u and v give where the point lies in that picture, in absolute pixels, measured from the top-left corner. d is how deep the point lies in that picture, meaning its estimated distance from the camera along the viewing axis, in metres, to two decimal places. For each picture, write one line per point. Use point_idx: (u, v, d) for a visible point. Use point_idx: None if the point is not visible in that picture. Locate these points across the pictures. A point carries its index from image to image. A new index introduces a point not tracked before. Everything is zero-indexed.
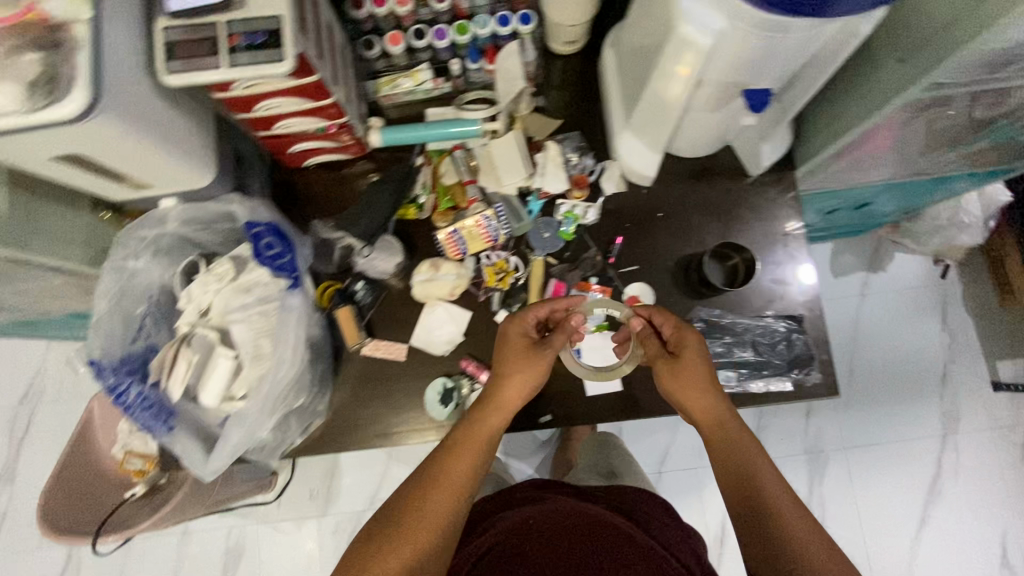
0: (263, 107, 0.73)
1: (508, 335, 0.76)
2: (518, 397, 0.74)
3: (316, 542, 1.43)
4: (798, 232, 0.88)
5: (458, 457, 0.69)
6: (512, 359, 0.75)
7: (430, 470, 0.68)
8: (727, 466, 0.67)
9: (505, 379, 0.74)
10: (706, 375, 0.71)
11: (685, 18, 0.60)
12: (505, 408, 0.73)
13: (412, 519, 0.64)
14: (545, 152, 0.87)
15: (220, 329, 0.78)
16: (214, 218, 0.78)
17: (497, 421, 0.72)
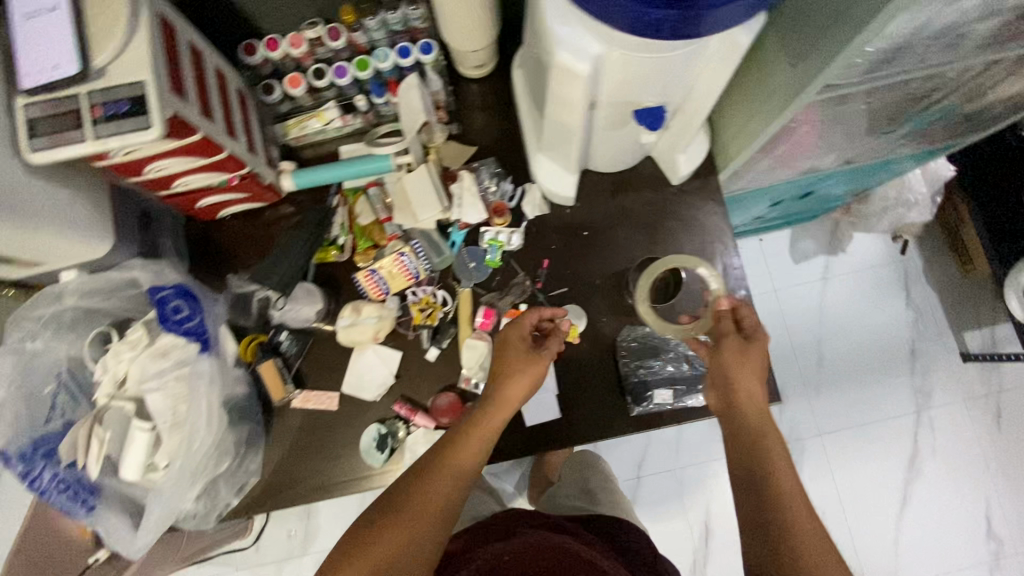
0: (153, 169, 0.71)
1: (514, 330, 0.75)
2: (520, 394, 0.71)
3: None
4: (724, 239, 0.87)
5: (464, 444, 0.67)
6: (515, 355, 0.73)
7: (436, 457, 0.66)
8: (752, 453, 0.65)
9: (511, 373, 0.72)
10: (758, 366, 0.71)
11: (560, 45, 0.58)
12: (508, 404, 0.71)
13: (414, 502, 0.61)
14: (461, 182, 0.85)
15: (137, 399, 0.74)
16: (118, 285, 0.76)
17: (500, 415, 0.70)
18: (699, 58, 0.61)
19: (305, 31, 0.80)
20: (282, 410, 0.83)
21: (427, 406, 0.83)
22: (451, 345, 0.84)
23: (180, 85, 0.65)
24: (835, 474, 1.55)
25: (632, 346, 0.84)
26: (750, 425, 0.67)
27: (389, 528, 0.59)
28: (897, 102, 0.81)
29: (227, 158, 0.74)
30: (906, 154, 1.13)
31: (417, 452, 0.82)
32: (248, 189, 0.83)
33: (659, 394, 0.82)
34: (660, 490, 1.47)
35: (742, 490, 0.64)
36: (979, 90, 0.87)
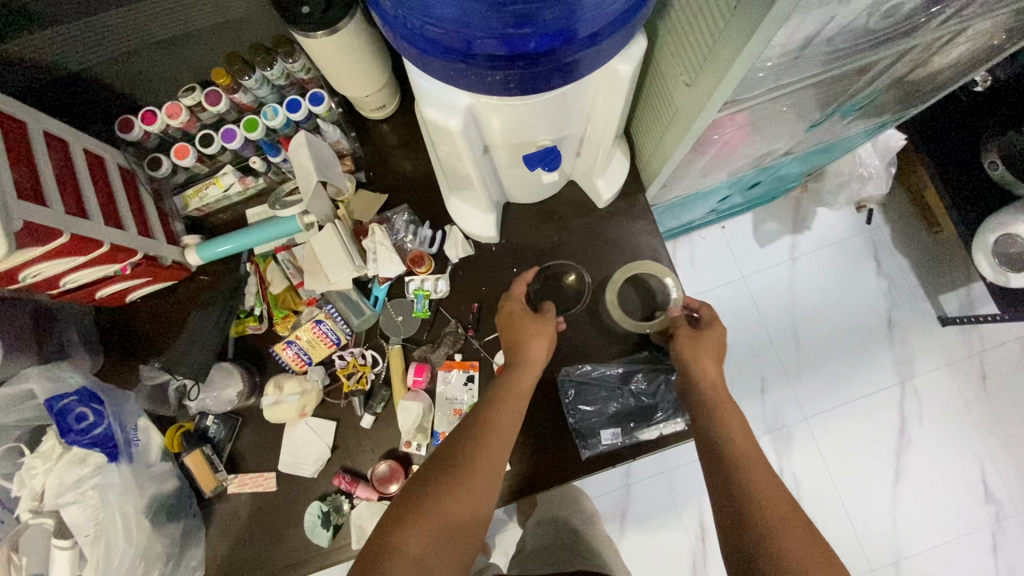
0: (29, 275, 0.65)
1: (516, 303, 0.76)
2: (540, 357, 0.72)
3: None
4: (659, 258, 0.82)
5: (507, 404, 0.66)
6: (522, 324, 0.73)
7: (476, 421, 0.64)
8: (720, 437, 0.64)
9: (529, 339, 0.72)
10: (717, 351, 0.72)
11: (425, 102, 0.54)
12: (533, 366, 0.71)
13: (472, 463, 0.60)
14: (372, 236, 0.80)
15: (57, 514, 0.67)
16: (17, 398, 0.71)
17: (528, 377, 0.70)
18: (582, 91, 0.56)
19: (182, 99, 0.76)
20: (216, 500, 0.79)
21: (368, 475, 0.79)
22: (386, 407, 0.80)
23: (36, 189, 0.60)
24: (825, 454, 1.47)
25: (573, 390, 0.79)
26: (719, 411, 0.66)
27: (449, 488, 0.58)
28: (819, 96, 0.77)
29: (111, 251, 0.69)
30: (855, 132, 1.08)
31: (363, 526, 0.77)
32: (149, 273, 0.78)
33: (607, 433, 0.77)
34: (650, 500, 1.40)
35: (712, 482, 0.62)
36: (908, 69, 0.82)
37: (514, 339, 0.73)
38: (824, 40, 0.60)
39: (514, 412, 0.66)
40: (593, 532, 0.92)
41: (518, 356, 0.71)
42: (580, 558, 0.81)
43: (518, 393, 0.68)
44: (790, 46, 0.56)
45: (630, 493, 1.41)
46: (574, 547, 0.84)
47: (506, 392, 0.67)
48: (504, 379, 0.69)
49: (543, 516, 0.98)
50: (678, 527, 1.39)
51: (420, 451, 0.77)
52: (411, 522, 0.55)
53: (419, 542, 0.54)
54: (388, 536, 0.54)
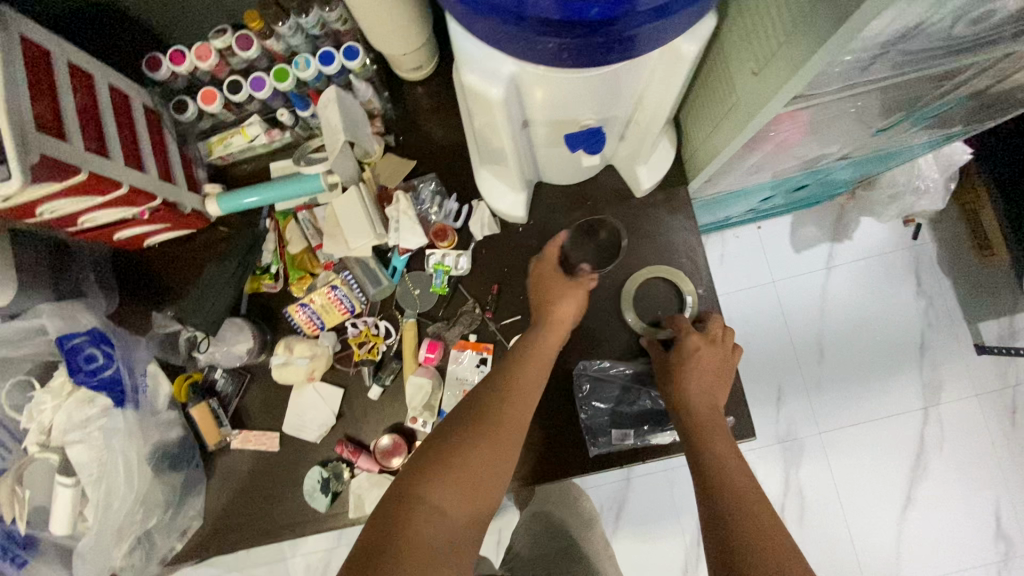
0: (48, 210, 0.65)
1: (549, 265, 0.75)
2: (568, 318, 0.71)
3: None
4: (696, 257, 0.78)
5: (533, 364, 0.66)
6: (555, 286, 0.73)
7: (500, 377, 0.64)
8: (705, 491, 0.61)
9: (560, 299, 0.71)
10: (715, 372, 0.71)
11: (465, 66, 0.49)
12: (558, 325, 0.70)
13: (495, 419, 0.59)
14: (396, 204, 0.76)
15: (63, 451, 0.68)
16: (30, 333, 0.71)
17: (557, 336, 0.70)
18: (637, 70, 0.51)
19: (212, 40, 0.72)
20: (218, 454, 0.78)
21: (371, 447, 0.77)
22: (394, 380, 0.78)
23: (57, 122, 0.58)
24: (834, 471, 1.43)
25: (585, 385, 0.76)
26: (706, 446, 0.64)
27: (476, 441, 0.57)
28: (893, 100, 0.70)
29: (130, 194, 0.67)
30: (917, 142, 1.00)
31: (362, 497, 0.76)
32: (168, 219, 0.76)
33: (620, 433, 0.74)
34: (650, 497, 1.39)
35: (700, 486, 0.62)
36: (994, 80, 0.75)
37: (544, 299, 0.72)
38: (914, 40, 0.53)
39: (539, 368, 0.66)
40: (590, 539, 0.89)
41: (547, 316, 0.71)
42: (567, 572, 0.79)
43: (544, 351, 0.68)
44: (878, 41, 0.50)
45: (628, 487, 1.40)
46: (569, 559, 0.82)
47: (531, 351, 0.67)
48: (533, 335, 0.69)
49: (541, 509, 0.96)
50: (674, 526, 1.38)
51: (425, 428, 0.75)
52: (438, 475, 0.53)
53: (444, 495, 0.52)
54: (410, 487, 0.53)
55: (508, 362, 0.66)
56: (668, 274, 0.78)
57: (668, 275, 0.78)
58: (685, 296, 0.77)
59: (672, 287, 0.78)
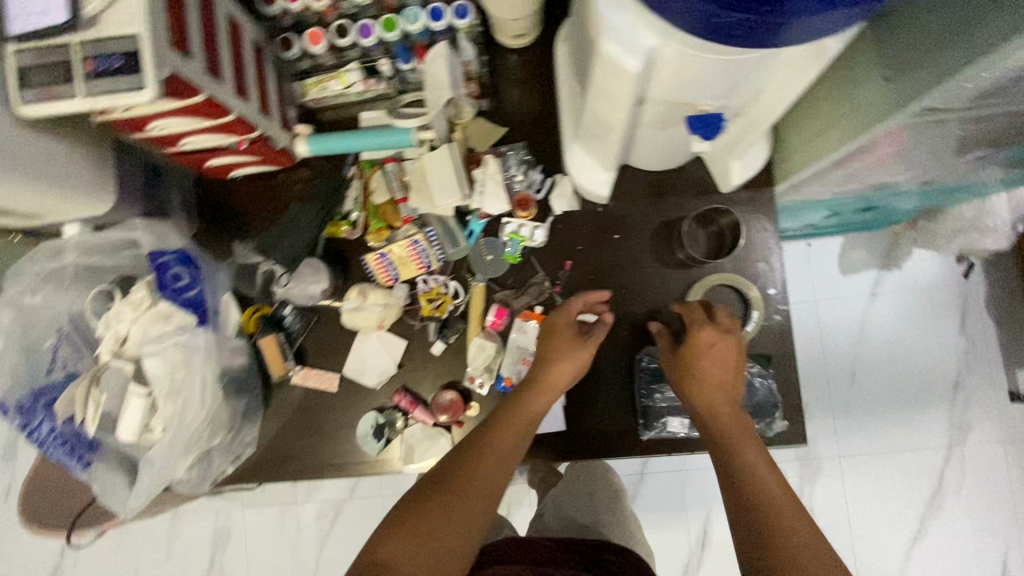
0: (157, 127, 0.66)
1: (561, 318, 0.75)
2: (564, 380, 0.71)
3: (301, 523, 1.59)
4: (773, 261, 0.78)
5: (513, 428, 0.66)
6: (559, 343, 0.73)
7: (478, 439, 0.65)
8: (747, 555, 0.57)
9: (558, 359, 0.71)
10: (728, 363, 0.69)
11: (606, 35, 0.49)
12: (551, 389, 0.70)
13: (466, 485, 0.60)
14: (484, 168, 0.77)
15: (135, 362, 0.72)
16: (121, 244, 0.73)
17: (543, 403, 0.69)
18: (772, 62, 0.52)
19: None
20: (279, 386, 0.81)
21: (427, 401, 0.80)
22: (458, 340, 0.80)
23: (185, 41, 0.59)
24: (848, 496, 1.44)
25: (648, 367, 0.77)
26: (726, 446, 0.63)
27: (445, 505, 0.58)
28: (1002, 129, 0.69)
29: (234, 122, 0.69)
30: (994, 179, 0.99)
31: (413, 447, 0.79)
32: (260, 152, 0.78)
33: (671, 421, 0.76)
34: (662, 493, 1.40)
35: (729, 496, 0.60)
36: None
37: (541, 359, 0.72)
38: None
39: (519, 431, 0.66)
40: (613, 506, 0.94)
41: (540, 375, 0.71)
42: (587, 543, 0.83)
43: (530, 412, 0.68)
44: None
45: (643, 481, 1.41)
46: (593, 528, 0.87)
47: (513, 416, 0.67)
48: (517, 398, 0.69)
49: (566, 479, 1.01)
50: (681, 525, 1.40)
51: (482, 389, 0.78)
52: (403, 538, 0.55)
53: (411, 560, 0.53)
54: (377, 550, 0.54)
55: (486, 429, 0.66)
56: (744, 288, 0.77)
57: (745, 288, 0.77)
58: (751, 313, 0.76)
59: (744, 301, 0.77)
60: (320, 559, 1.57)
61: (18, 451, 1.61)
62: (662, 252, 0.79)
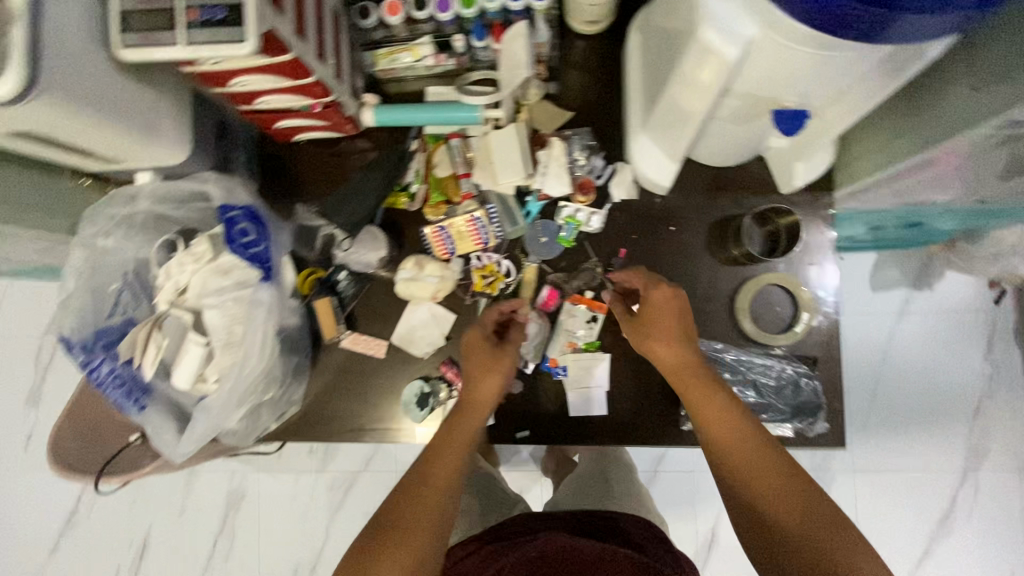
0: (239, 84, 0.68)
1: (475, 334, 0.74)
2: (491, 395, 0.71)
3: (312, 493, 1.60)
4: (824, 264, 0.79)
5: (446, 454, 0.65)
6: (479, 360, 0.72)
7: (411, 477, 0.63)
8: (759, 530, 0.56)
9: (483, 375, 0.71)
10: (681, 320, 0.69)
11: (707, 22, 0.50)
12: (479, 407, 0.70)
13: (405, 529, 0.58)
14: (549, 149, 0.79)
15: (195, 313, 0.75)
16: (191, 195, 0.75)
17: (476, 418, 0.69)
18: (866, 63, 0.52)
19: None
20: (328, 348, 0.83)
21: None
22: None
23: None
24: (858, 510, 1.45)
25: None
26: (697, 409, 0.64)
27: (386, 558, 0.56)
28: None
29: (313, 84, 0.70)
30: None
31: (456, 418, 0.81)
32: (328, 118, 0.79)
33: None
34: (673, 491, 1.42)
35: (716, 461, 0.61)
36: None
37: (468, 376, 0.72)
38: None
39: (454, 455, 0.65)
40: (629, 488, 0.99)
41: (466, 396, 0.70)
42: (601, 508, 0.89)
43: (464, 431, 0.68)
44: None
45: (655, 479, 1.42)
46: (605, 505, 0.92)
47: (448, 437, 0.67)
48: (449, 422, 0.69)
49: (580, 472, 1.05)
50: (690, 524, 1.41)
51: (528, 367, 0.79)
52: None
53: None
54: None
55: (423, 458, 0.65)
56: (797, 287, 0.78)
57: (798, 289, 0.78)
58: (801, 314, 0.77)
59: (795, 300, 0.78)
60: (329, 530, 1.59)
61: (42, 397, 1.64)
62: (717, 248, 0.80)
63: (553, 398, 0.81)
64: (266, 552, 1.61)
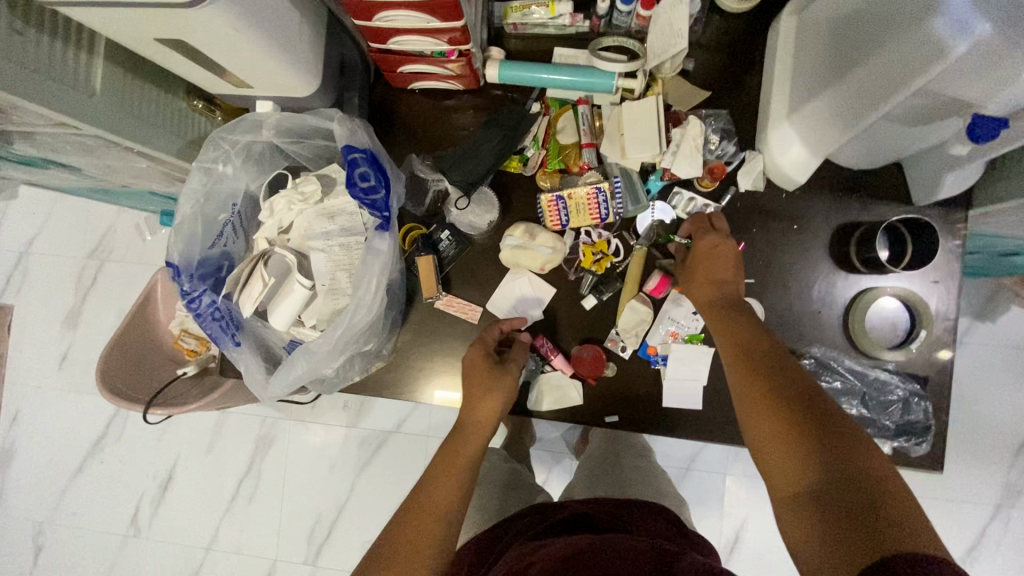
0: (383, 18, 0.64)
1: (477, 351, 0.73)
2: (493, 414, 0.70)
3: (338, 451, 1.56)
4: (949, 283, 0.76)
5: (444, 473, 0.65)
6: (479, 376, 0.71)
7: (410, 501, 0.63)
8: (771, 448, 0.53)
9: (483, 392, 0.70)
10: (731, 268, 0.69)
11: (938, 8, 0.48)
12: (480, 425, 0.69)
13: (406, 556, 0.59)
14: (685, 128, 0.76)
15: (302, 255, 0.74)
16: (309, 131, 0.73)
17: (479, 436, 0.69)
18: None
19: None
20: (419, 306, 0.81)
21: (568, 352, 0.79)
22: (610, 298, 0.79)
23: None
24: None
25: (806, 364, 0.77)
26: (727, 331, 0.64)
27: None
28: None
29: (458, 30, 0.66)
30: None
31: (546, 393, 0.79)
32: (455, 68, 0.75)
33: None
34: (703, 491, 1.39)
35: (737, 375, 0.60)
36: None
37: (466, 396, 0.71)
38: None
39: (450, 478, 0.64)
40: (643, 474, 0.93)
41: (467, 417, 0.70)
42: (627, 487, 0.88)
43: (463, 453, 0.67)
44: None
45: (686, 477, 1.40)
46: (621, 489, 0.87)
47: (447, 462, 0.66)
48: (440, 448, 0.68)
49: (588, 457, 1.03)
50: (716, 527, 1.39)
51: (627, 352, 0.77)
52: None
53: None
54: None
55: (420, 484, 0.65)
56: (916, 304, 0.74)
57: (920, 307, 0.74)
58: (919, 331, 0.74)
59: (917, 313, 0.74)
60: (355, 483, 1.55)
61: (80, 319, 1.62)
62: (842, 253, 0.77)
63: (649, 388, 0.78)
64: (290, 496, 1.57)
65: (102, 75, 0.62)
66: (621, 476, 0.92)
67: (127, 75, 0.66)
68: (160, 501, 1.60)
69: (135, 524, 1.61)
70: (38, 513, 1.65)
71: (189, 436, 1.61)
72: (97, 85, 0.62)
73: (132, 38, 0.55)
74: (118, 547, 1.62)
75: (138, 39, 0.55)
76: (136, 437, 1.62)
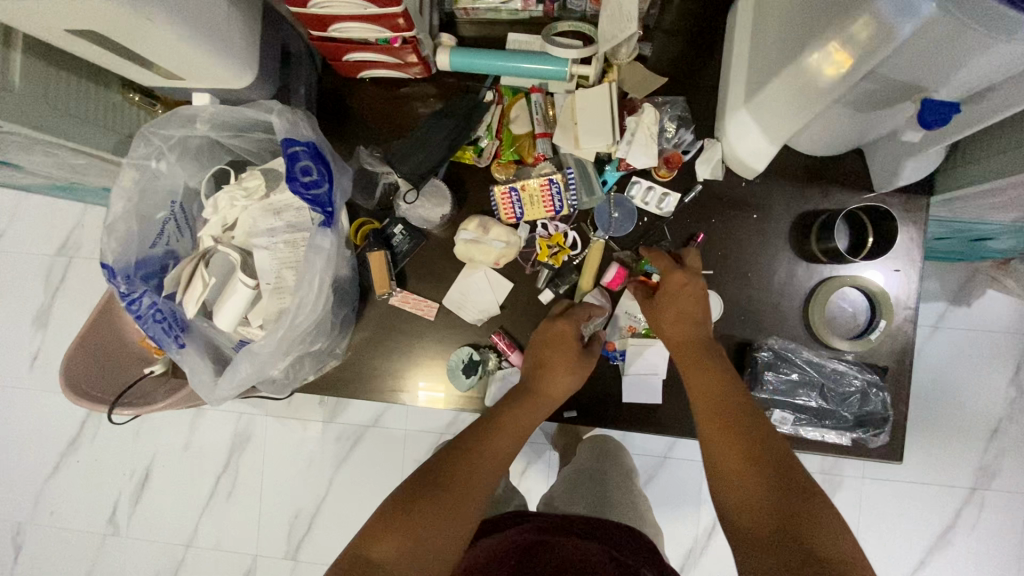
0: (319, 5, 0.62)
1: (571, 327, 0.72)
2: (562, 391, 0.71)
3: (315, 446, 1.55)
4: (908, 271, 0.75)
5: (506, 430, 0.67)
6: (560, 351, 0.72)
7: (469, 437, 0.65)
8: (722, 483, 0.57)
9: (556, 371, 0.71)
10: (698, 308, 0.70)
11: None
12: (547, 399, 0.71)
13: (464, 484, 0.60)
14: (639, 116, 0.74)
15: (245, 254, 0.71)
16: (249, 124, 0.70)
17: (534, 407, 0.70)
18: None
19: None
20: (373, 303, 0.79)
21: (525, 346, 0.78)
22: (567, 292, 0.78)
23: None
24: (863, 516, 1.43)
25: (765, 356, 0.75)
26: (698, 376, 0.66)
27: (441, 503, 0.58)
28: None
29: (397, 17, 0.63)
30: None
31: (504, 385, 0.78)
32: (401, 57, 0.72)
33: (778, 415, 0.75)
34: (680, 479, 1.39)
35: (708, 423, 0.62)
36: None
37: (542, 369, 0.71)
38: None
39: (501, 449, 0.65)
40: (627, 496, 0.93)
41: (536, 387, 0.71)
42: (611, 508, 0.87)
43: (526, 419, 0.69)
44: None
45: (663, 466, 1.40)
46: (603, 511, 0.87)
47: (516, 427, 0.67)
48: (510, 405, 0.69)
49: (572, 468, 1.01)
50: (693, 515, 1.39)
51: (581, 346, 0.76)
52: (400, 531, 0.55)
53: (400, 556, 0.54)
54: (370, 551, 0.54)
55: (482, 425, 0.66)
56: (877, 293, 0.72)
57: (881, 297, 0.72)
58: (880, 321, 0.72)
59: (877, 304, 0.72)
60: (333, 478, 1.54)
61: (50, 320, 1.59)
62: (801, 242, 0.76)
63: (606, 382, 0.77)
64: (269, 492, 1.56)
65: (23, 68, 0.58)
66: (603, 494, 0.92)
67: (51, 67, 0.61)
68: (139, 500, 1.59)
69: (113, 523, 1.60)
70: (16, 514, 1.64)
71: (166, 434, 1.59)
72: (16, 77, 0.58)
73: (42, 31, 0.52)
74: (98, 546, 1.61)
75: (49, 32, 0.52)
76: (112, 437, 1.60)
